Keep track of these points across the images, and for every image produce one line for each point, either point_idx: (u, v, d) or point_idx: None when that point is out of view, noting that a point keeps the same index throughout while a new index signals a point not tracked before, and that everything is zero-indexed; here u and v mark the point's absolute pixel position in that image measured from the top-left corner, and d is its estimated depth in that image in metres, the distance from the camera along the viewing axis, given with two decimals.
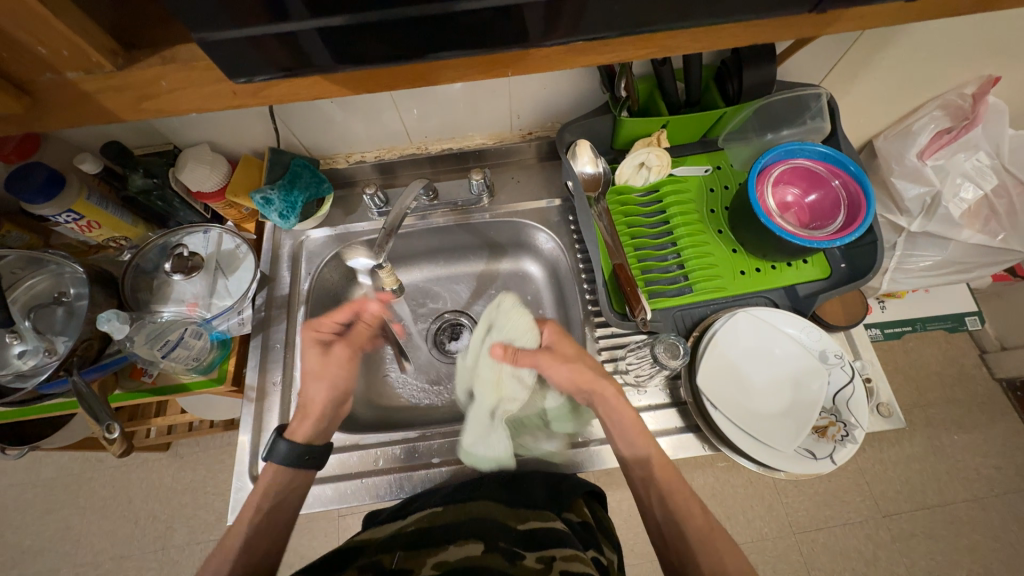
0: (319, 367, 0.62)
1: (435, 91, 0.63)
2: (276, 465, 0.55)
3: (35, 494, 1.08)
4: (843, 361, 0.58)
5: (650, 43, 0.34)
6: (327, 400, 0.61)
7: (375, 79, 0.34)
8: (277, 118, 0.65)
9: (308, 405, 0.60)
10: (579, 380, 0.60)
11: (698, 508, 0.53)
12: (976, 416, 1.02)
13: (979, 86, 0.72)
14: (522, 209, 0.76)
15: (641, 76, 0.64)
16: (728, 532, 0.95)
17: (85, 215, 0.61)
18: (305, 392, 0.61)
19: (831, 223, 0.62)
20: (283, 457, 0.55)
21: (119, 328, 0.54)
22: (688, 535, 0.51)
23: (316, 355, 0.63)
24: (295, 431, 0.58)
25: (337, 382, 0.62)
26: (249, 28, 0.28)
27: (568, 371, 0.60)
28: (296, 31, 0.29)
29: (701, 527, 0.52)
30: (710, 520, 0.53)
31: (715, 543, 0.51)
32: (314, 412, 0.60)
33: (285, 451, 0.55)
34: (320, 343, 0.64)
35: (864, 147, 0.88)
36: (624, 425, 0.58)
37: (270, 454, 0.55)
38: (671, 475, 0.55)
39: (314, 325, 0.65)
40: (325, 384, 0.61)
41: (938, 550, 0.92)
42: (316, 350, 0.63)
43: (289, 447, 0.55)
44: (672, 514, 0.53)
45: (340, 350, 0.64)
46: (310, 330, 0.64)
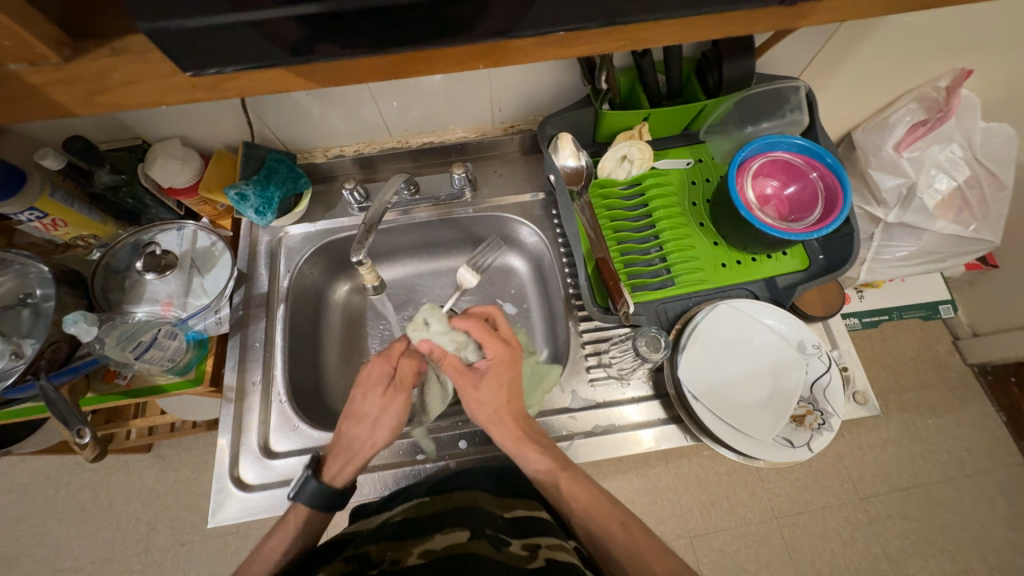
0: (376, 411, 0.55)
1: (414, 84, 0.62)
2: (301, 505, 0.52)
3: (10, 500, 1.05)
4: (820, 351, 0.59)
5: (631, 33, 0.34)
6: (371, 450, 0.55)
7: (340, 73, 0.34)
8: (250, 111, 0.63)
9: (355, 448, 0.55)
10: (494, 408, 0.55)
11: (619, 526, 0.51)
12: (949, 400, 1.05)
13: (952, 79, 0.73)
14: (504, 204, 0.76)
15: (622, 69, 0.64)
16: (712, 518, 0.97)
17: (50, 213, 0.59)
18: (347, 437, 0.55)
19: (809, 216, 0.62)
20: (309, 496, 0.52)
21: (85, 330, 0.52)
22: (616, 556, 0.49)
23: (374, 396, 0.56)
24: (332, 476, 0.54)
25: (391, 430, 0.55)
26: (200, 18, 0.27)
27: (472, 397, 0.56)
28: (253, 19, 0.27)
29: (624, 545, 0.50)
30: (632, 531, 0.51)
31: (641, 556, 0.49)
32: (359, 457, 0.54)
33: (313, 493, 0.52)
34: (383, 380, 0.57)
35: (843, 139, 0.89)
36: (525, 446, 0.55)
37: (299, 491, 0.53)
38: (578, 483, 0.54)
39: (385, 354, 0.58)
40: (376, 432, 0.55)
41: (912, 530, 0.95)
42: (380, 387, 0.56)
43: (317, 489, 0.52)
44: (597, 530, 0.51)
45: (400, 395, 0.56)
46: (379, 360, 0.58)
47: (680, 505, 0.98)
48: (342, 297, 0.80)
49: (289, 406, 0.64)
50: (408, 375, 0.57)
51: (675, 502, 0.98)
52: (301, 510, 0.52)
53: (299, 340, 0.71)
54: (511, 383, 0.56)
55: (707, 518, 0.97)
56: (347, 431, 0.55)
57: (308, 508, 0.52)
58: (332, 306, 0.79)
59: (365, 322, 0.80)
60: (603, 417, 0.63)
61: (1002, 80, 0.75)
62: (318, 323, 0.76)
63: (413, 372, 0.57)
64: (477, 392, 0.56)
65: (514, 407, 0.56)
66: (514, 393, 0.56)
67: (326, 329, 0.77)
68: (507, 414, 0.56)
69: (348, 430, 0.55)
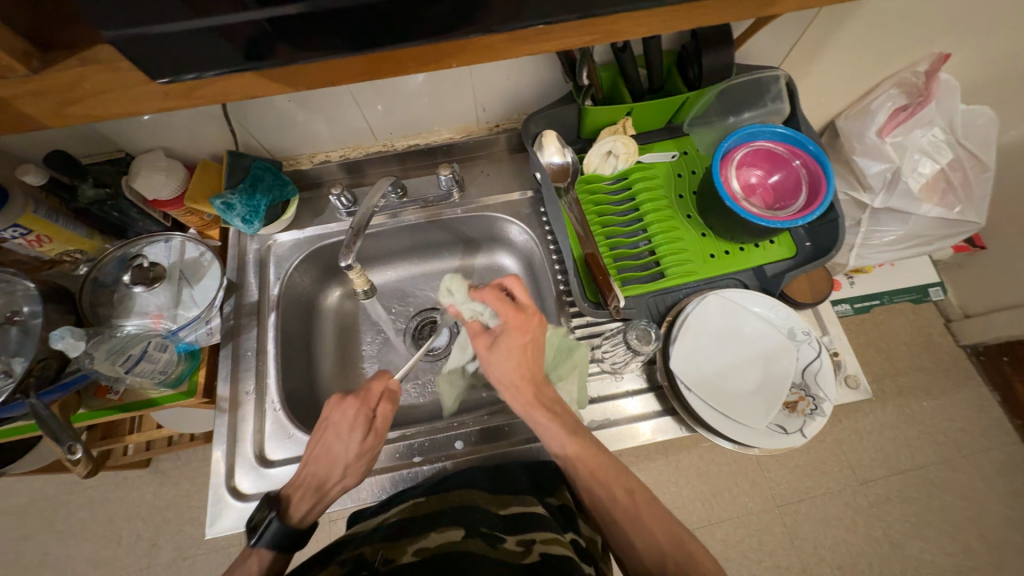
0: (352, 456, 0.55)
1: (397, 87, 0.62)
2: (262, 550, 0.50)
3: (8, 521, 1.04)
4: (810, 337, 0.60)
5: (615, 24, 0.34)
6: (339, 491, 0.55)
7: (311, 74, 0.34)
8: (233, 120, 0.63)
9: (324, 489, 0.54)
10: (509, 370, 0.57)
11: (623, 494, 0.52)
12: (943, 382, 1.06)
13: (930, 64, 0.73)
14: (492, 203, 0.76)
15: (603, 65, 0.64)
16: (714, 509, 0.98)
17: (34, 229, 0.58)
18: (315, 476, 0.54)
19: (793, 203, 0.63)
20: (274, 539, 0.50)
21: (72, 345, 0.52)
22: (616, 516, 0.51)
23: (351, 439, 0.55)
24: (293, 512, 0.52)
25: (361, 475, 0.56)
26: (164, 24, 0.27)
27: (497, 364, 0.58)
28: (218, 24, 0.27)
29: (626, 510, 0.51)
30: (636, 498, 0.52)
31: (641, 520, 0.51)
32: (327, 500, 0.54)
33: (274, 534, 0.50)
34: (361, 422, 0.56)
35: (826, 127, 0.90)
36: (537, 409, 0.56)
37: (261, 535, 0.50)
38: (596, 454, 0.54)
39: (363, 396, 0.57)
40: (347, 477, 0.55)
41: (912, 512, 0.96)
42: (359, 432, 0.55)
43: (281, 530, 0.50)
44: (597, 492, 0.53)
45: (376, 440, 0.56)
46: (357, 402, 0.57)
47: (682, 498, 0.98)
48: (335, 303, 0.80)
49: (283, 414, 0.64)
50: (385, 420, 0.58)
51: (677, 495, 0.99)
52: (265, 553, 0.50)
53: (292, 348, 0.71)
54: (526, 349, 0.58)
55: (709, 510, 0.98)
56: (314, 471, 0.54)
57: (266, 553, 0.50)
58: (324, 312, 0.79)
59: (358, 327, 0.80)
60: (599, 411, 0.63)
61: (980, 63, 0.76)
62: (312, 329, 0.76)
63: (389, 415, 0.59)
64: (493, 350, 0.59)
65: (530, 371, 0.58)
66: (531, 358, 0.58)
67: (319, 335, 0.77)
68: (522, 379, 0.57)
69: (315, 468, 0.54)
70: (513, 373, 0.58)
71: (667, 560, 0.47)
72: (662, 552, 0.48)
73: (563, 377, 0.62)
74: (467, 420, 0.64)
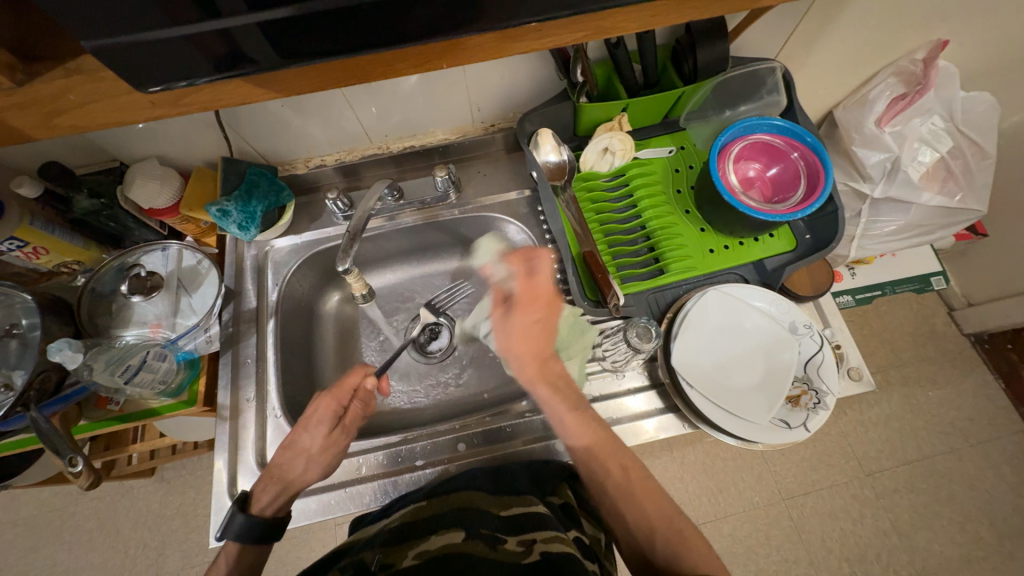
0: (316, 449, 0.55)
1: (390, 90, 0.62)
2: (230, 543, 0.51)
3: (15, 533, 1.04)
4: (812, 330, 0.59)
5: (607, 19, 0.34)
6: (303, 483, 0.55)
7: (295, 78, 0.33)
8: (226, 126, 0.62)
9: (288, 482, 0.55)
10: (520, 343, 0.57)
11: (619, 470, 0.52)
12: (948, 371, 1.05)
13: (928, 51, 0.73)
14: (489, 203, 0.76)
15: (597, 61, 0.63)
16: (720, 504, 0.97)
17: (31, 241, 0.58)
18: (281, 466, 0.55)
19: (792, 196, 0.62)
20: (238, 533, 0.51)
21: (70, 358, 0.51)
22: (608, 489, 0.51)
23: (314, 432, 0.56)
24: (260, 504, 0.53)
25: (325, 471, 0.56)
26: (141, 33, 0.26)
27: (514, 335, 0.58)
28: (195, 32, 0.27)
29: (619, 485, 0.51)
30: (630, 477, 0.52)
31: (637, 498, 0.51)
32: (291, 492, 0.55)
33: (240, 526, 0.51)
34: (331, 416, 0.56)
35: (824, 118, 0.89)
36: (541, 383, 0.55)
37: (227, 529, 0.51)
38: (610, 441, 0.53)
39: (336, 390, 0.57)
40: (311, 469, 0.55)
41: (919, 503, 0.95)
42: (325, 426, 0.56)
43: (245, 524, 0.51)
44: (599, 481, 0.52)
45: (342, 436, 0.56)
46: (328, 398, 0.57)
47: (689, 494, 0.98)
48: (335, 307, 0.80)
49: (284, 421, 0.64)
50: (354, 417, 0.58)
51: (683, 491, 0.98)
52: (232, 546, 0.52)
53: (292, 354, 0.71)
54: (538, 325, 0.58)
55: (716, 505, 0.97)
56: (282, 460, 0.55)
57: (236, 543, 0.51)
58: (324, 316, 0.79)
59: (358, 330, 0.79)
60: (601, 410, 0.63)
61: (980, 49, 0.75)
62: (311, 334, 0.76)
63: (361, 413, 0.58)
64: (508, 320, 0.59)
65: (539, 349, 0.57)
66: (542, 336, 0.58)
67: (319, 340, 0.77)
68: (530, 358, 0.57)
69: (283, 459, 0.55)
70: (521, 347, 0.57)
71: (656, 533, 0.48)
72: (652, 527, 0.49)
73: (570, 356, 0.63)
74: (468, 423, 0.64)
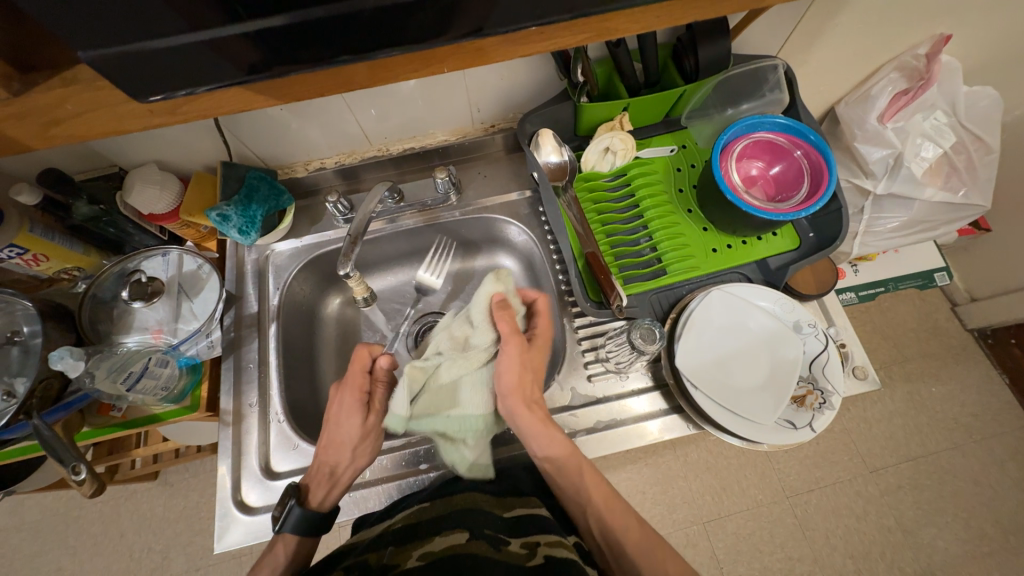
0: (355, 438, 0.55)
1: (389, 91, 0.61)
2: (288, 535, 0.51)
3: (20, 538, 1.04)
4: (816, 329, 0.59)
5: (609, 21, 0.33)
6: (355, 471, 0.56)
7: (294, 85, 0.33)
8: (225, 130, 0.62)
9: (338, 473, 0.55)
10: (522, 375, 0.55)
11: (635, 522, 0.52)
12: (952, 367, 1.05)
13: (931, 46, 0.71)
14: (490, 204, 0.75)
15: (597, 60, 0.63)
16: (724, 502, 0.97)
17: (30, 248, 0.58)
18: (327, 459, 0.55)
19: (796, 194, 0.62)
20: (296, 526, 0.51)
21: (73, 365, 0.51)
22: (616, 532, 0.51)
23: (347, 422, 0.55)
24: (314, 497, 0.54)
25: (371, 454, 0.57)
26: (139, 44, 0.26)
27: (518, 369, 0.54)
28: (193, 41, 0.27)
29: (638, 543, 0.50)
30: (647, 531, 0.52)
31: (651, 556, 0.49)
32: (342, 482, 0.55)
33: (297, 518, 0.51)
34: (358, 403, 0.56)
35: (826, 114, 0.88)
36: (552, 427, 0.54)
37: (284, 522, 0.51)
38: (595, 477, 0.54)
39: (352, 380, 0.56)
40: (357, 458, 0.56)
41: (924, 499, 0.95)
42: (357, 415, 0.55)
43: (302, 517, 0.51)
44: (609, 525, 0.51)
45: (376, 416, 0.57)
46: (349, 389, 0.56)
47: (692, 492, 0.98)
48: (336, 311, 0.79)
49: (288, 425, 0.64)
50: (381, 399, 0.57)
51: (687, 489, 0.98)
52: (289, 538, 0.51)
53: (294, 358, 0.70)
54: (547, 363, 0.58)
55: (720, 504, 0.97)
56: (327, 452, 0.55)
57: (293, 535, 0.51)
58: (325, 319, 0.79)
59: (359, 333, 0.79)
60: (605, 411, 0.62)
61: (983, 43, 0.75)
62: (313, 337, 0.76)
63: (385, 392, 0.58)
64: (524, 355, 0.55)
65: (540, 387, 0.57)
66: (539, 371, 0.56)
67: (320, 343, 0.76)
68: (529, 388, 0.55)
69: (326, 453, 0.55)
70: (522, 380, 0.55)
71: None
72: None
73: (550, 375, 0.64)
74: None
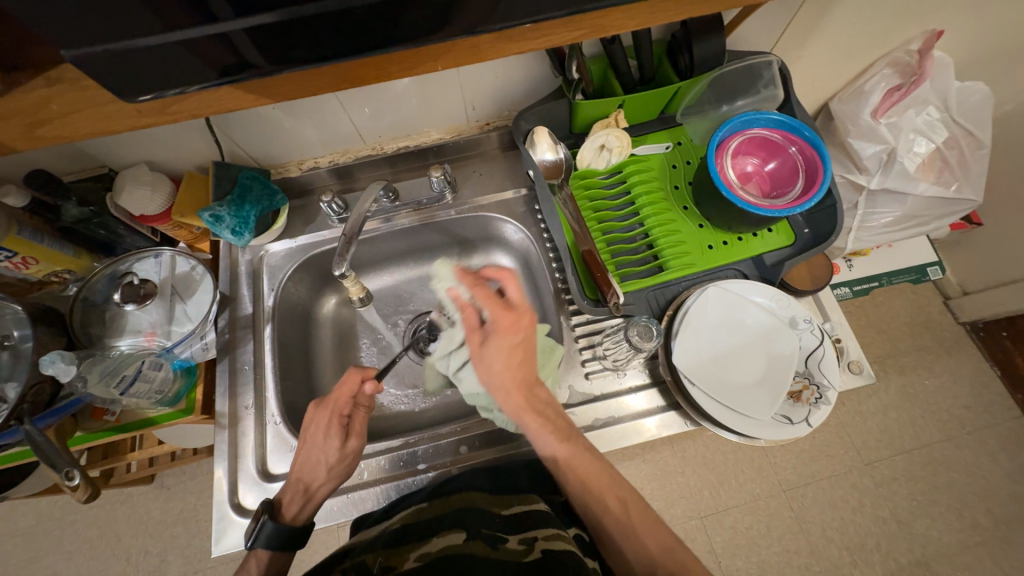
0: (332, 460, 0.54)
1: (383, 89, 0.60)
2: (260, 551, 0.51)
3: (15, 543, 1.03)
4: (812, 325, 0.59)
5: (602, 18, 0.33)
6: (325, 494, 0.55)
7: (284, 84, 0.33)
8: (216, 129, 0.61)
9: (312, 490, 0.55)
10: (503, 368, 0.52)
11: (613, 498, 0.52)
12: (945, 360, 1.06)
13: (923, 42, 0.71)
14: (486, 203, 0.75)
15: (592, 57, 0.63)
16: (722, 497, 0.98)
17: (19, 251, 0.56)
18: (299, 481, 0.54)
19: (791, 190, 0.62)
20: (268, 540, 0.51)
21: (64, 370, 0.51)
22: (608, 526, 0.51)
23: (326, 443, 0.54)
24: (287, 513, 0.54)
25: (344, 476, 0.56)
26: (123, 42, 0.26)
27: (492, 364, 0.52)
28: (179, 40, 0.26)
29: (621, 523, 0.50)
30: (629, 509, 0.51)
31: (636, 528, 0.50)
32: (317, 498, 0.55)
33: (270, 532, 0.51)
34: (336, 428, 0.55)
35: (820, 110, 0.89)
36: (531, 415, 0.52)
37: (256, 536, 0.51)
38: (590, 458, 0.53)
39: (334, 403, 0.56)
40: (331, 479, 0.55)
41: (918, 491, 0.96)
42: (337, 438, 0.55)
43: (274, 532, 0.51)
44: (600, 520, 0.51)
45: (355, 442, 0.55)
46: (329, 410, 0.56)
47: (690, 487, 0.99)
48: (332, 311, 0.79)
49: (284, 427, 0.63)
50: (361, 423, 0.57)
51: (684, 484, 0.99)
52: (263, 552, 0.52)
53: (290, 359, 0.70)
54: (521, 348, 0.52)
55: (718, 498, 0.98)
56: (302, 473, 0.55)
57: (266, 551, 0.51)
58: (321, 320, 0.78)
59: (356, 333, 0.79)
60: (602, 409, 0.63)
61: (974, 39, 0.75)
62: (308, 338, 0.75)
63: (366, 417, 0.58)
64: (483, 350, 0.53)
65: (524, 368, 0.53)
66: (523, 359, 0.53)
67: (317, 344, 0.76)
68: (509, 380, 0.53)
69: (299, 472, 0.55)
70: (505, 375, 0.53)
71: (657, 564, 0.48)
72: (653, 561, 0.48)
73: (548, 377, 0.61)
74: (468, 424, 0.64)
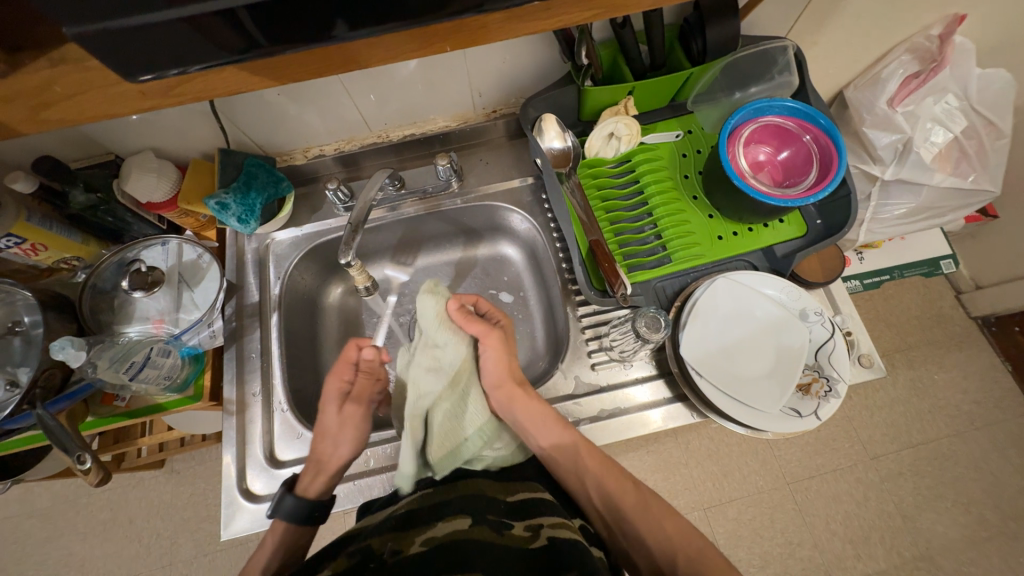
0: (334, 426, 0.57)
1: (388, 74, 0.59)
2: (278, 522, 0.52)
3: (32, 524, 1.06)
4: (823, 317, 0.58)
5: None
6: (339, 462, 0.56)
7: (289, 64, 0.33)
8: (221, 115, 0.61)
9: (324, 460, 0.56)
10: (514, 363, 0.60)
11: (630, 484, 0.54)
12: (955, 354, 1.05)
13: (945, 26, 0.70)
14: (493, 192, 0.74)
15: (602, 42, 0.61)
16: (725, 489, 0.98)
17: (28, 237, 0.56)
18: (316, 451, 0.56)
19: (804, 179, 0.61)
20: (287, 515, 0.52)
21: (74, 355, 0.51)
22: (625, 508, 0.52)
23: (331, 412, 0.58)
24: (306, 488, 0.54)
25: (354, 445, 0.56)
26: (121, 20, 0.25)
27: (502, 360, 0.59)
28: (178, 19, 0.26)
29: (630, 503, 0.52)
30: (624, 499, 0.53)
31: (649, 513, 0.51)
32: (327, 471, 0.55)
33: (290, 508, 0.52)
34: (339, 393, 0.59)
35: (835, 98, 0.86)
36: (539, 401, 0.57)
37: (276, 509, 0.52)
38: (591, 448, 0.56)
39: (336, 369, 0.60)
40: (339, 447, 0.56)
41: (924, 485, 0.95)
42: (334, 402, 0.58)
43: (294, 505, 0.52)
44: (613, 495, 0.53)
45: (354, 407, 0.57)
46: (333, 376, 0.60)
47: (694, 479, 0.99)
48: (338, 300, 0.79)
49: (291, 415, 0.64)
50: (365, 389, 0.59)
51: (687, 476, 0.99)
52: (278, 525, 0.52)
53: (297, 347, 0.70)
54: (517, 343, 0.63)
55: (721, 490, 0.98)
56: (317, 444, 0.57)
57: (286, 524, 0.52)
58: (327, 308, 0.78)
59: (361, 322, 0.79)
60: (608, 400, 0.62)
61: (997, 25, 0.73)
62: (315, 327, 0.75)
63: (369, 385, 0.60)
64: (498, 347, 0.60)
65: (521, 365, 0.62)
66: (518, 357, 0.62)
67: (323, 332, 0.76)
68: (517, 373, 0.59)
69: (315, 445, 0.57)
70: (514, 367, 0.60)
71: (677, 550, 0.48)
72: (672, 543, 0.48)
73: None
74: None
